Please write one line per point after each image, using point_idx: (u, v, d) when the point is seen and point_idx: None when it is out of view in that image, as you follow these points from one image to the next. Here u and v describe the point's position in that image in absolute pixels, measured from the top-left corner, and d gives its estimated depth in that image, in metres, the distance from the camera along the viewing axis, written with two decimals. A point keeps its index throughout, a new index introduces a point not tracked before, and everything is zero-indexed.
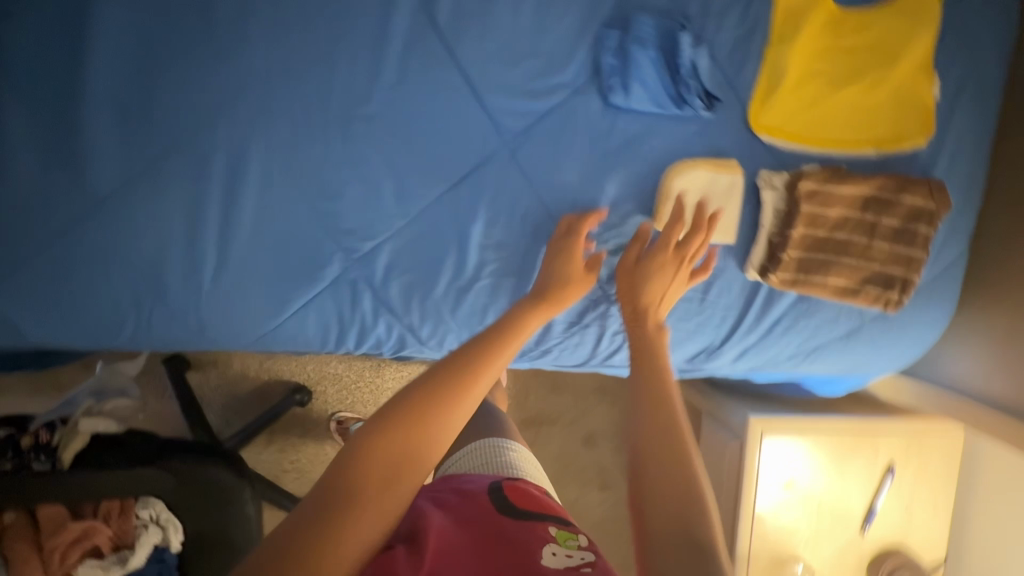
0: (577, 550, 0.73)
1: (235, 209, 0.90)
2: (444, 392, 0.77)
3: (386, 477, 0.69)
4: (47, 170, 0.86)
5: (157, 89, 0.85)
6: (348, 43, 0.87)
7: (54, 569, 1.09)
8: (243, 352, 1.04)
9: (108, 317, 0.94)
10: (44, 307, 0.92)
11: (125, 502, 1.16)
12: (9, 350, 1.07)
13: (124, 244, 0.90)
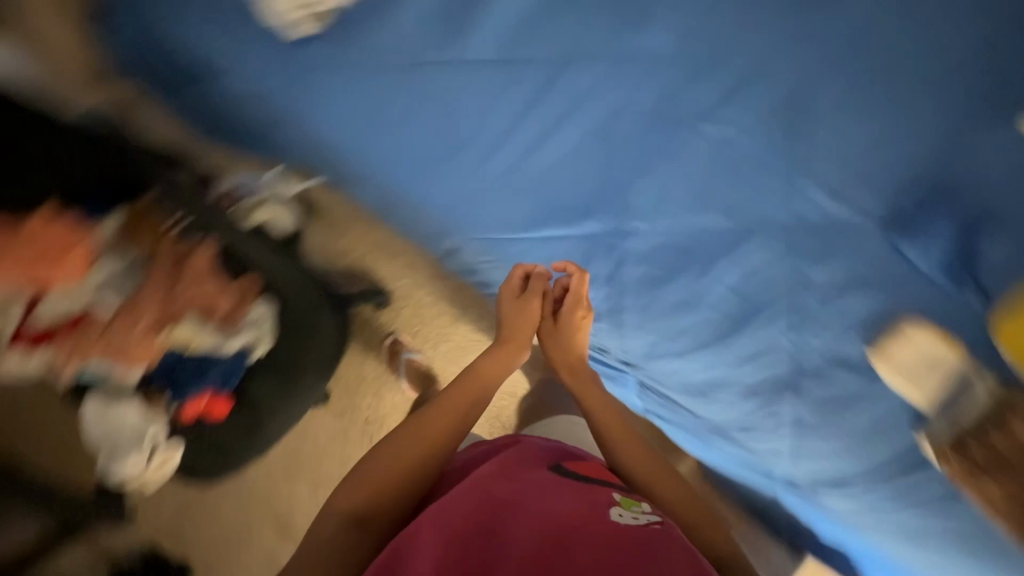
0: (636, 512, 0.87)
1: (551, 133, 1.01)
2: (420, 428, 0.99)
3: (366, 513, 0.89)
4: (426, 28, 1.01)
5: (555, 10, 0.96)
6: (722, 63, 0.94)
7: (170, 306, 1.15)
8: (466, 242, 1.14)
9: (400, 152, 1.10)
10: (361, 116, 1.10)
11: (251, 291, 1.22)
12: (263, 123, 1.21)
13: (440, 114, 1.04)
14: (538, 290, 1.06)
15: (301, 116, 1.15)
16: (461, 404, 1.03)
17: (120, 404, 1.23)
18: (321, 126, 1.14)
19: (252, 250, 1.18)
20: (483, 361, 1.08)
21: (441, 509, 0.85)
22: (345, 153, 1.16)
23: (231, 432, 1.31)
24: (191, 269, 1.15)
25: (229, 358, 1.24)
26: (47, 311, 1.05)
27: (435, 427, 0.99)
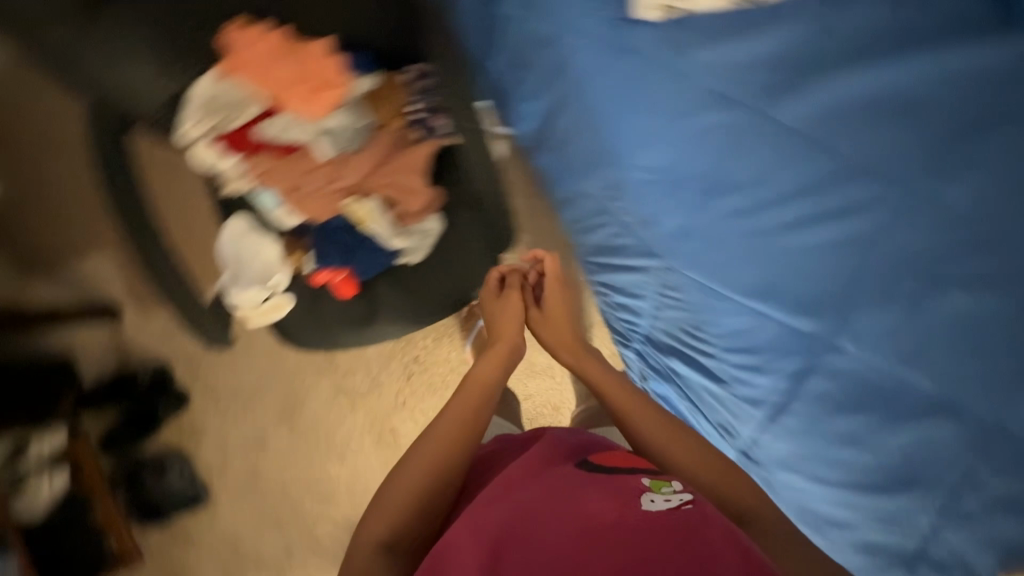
0: (672, 493, 0.85)
1: (813, 226, 0.98)
2: (432, 442, 1.02)
3: (392, 535, 0.94)
4: (759, 69, 0.98)
5: (874, 124, 0.96)
6: (999, 253, 0.94)
7: (366, 178, 1.14)
8: (658, 272, 1.09)
9: (652, 162, 1.05)
10: (635, 110, 1.04)
11: (435, 203, 1.20)
12: (539, 62, 1.15)
13: (723, 149, 1.00)
14: (515, 285, 1.22)
15: (572, 77, 1.09)
16: (468, 420, 1.06)
17: (262, 237, 1.23)
18: (590, 97, 1.08)
19: (477, 142, 1.18)
20: (482, 367, 1.12)
21: (473, 514, 0.84)
22: (594, 132, 1.10)
23: (345, 315, 1.25)
24: (401, 159, 1.14)
25: (388, 249, 1.22)
26: (265, 129, 1.07)
27: (446, 443, 1.02)
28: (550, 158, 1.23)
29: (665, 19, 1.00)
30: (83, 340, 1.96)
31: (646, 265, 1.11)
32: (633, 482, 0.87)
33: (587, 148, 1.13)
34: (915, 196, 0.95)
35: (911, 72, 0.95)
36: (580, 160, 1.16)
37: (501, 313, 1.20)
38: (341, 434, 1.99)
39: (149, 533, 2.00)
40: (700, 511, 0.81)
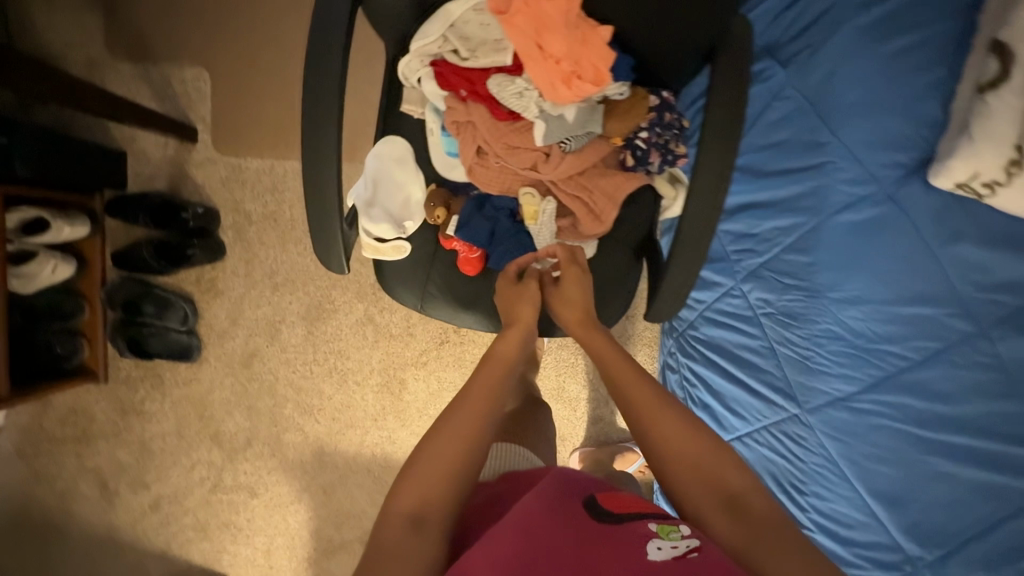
0: (681, 540, 0.71)
1: (968, 460, 0.96)
2: (455, 412, 0.89)
3: (422, 513, 0.78)
4: (996, 296, 0.96)
5: None
6: None
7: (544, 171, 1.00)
8: (786, 419, 1.10)
9: (842, 321, 1.05)
10: (855, 267, 1.04)
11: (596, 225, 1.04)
12: (780, 162, 1.13)
13: (929, 348, 0.99)
14: (534, 276, 1.05)
15: (811, 199, 1.08)
16: (483, 387, 0.93)
17: (415, 175, 1.12)
18: (823, 226, 1.07)
19: (705, 187, 0.88)
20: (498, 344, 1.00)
21: (481, 541, 0.72)
22: (806, 260, 1.08)
23: (455, 291, 1.17)
24: (603, 180, 1.03)
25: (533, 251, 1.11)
26: (494, 82, 0.95)
27: (469, 414, 0.88)
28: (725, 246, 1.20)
29: (968, 195, 0.97)
30: (145, 146, 1.84)
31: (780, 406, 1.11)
32: (640, 529, 0.73)
33: (784, 270, 1.11)
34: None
35: None
36: (758, 263, 1.15)
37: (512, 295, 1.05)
38: (352, 360, 1.91)
39: (126, 359, 1.92)
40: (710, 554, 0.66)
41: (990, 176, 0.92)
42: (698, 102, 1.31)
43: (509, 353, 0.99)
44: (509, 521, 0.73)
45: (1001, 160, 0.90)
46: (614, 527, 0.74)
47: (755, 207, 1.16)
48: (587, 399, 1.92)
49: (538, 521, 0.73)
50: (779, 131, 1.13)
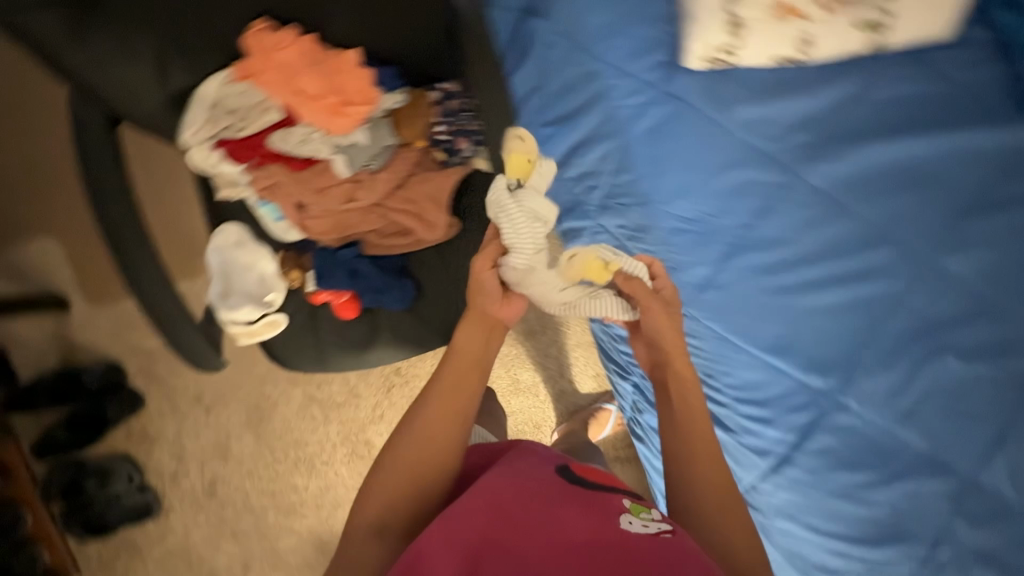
0: (653, 521, 0.75)
1: (831, 285, 1.02)
2: (430, 419, 0.82)
3: (394, 515, 0.78)
4: (796, 130, 1.01)
5: (891, 193, 1.02)
6: (981, 324, 1.01)
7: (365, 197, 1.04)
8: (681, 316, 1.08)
9: (683, 206, 1.05)
10: (673, 151, 1.05)
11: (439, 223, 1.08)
12: (574, 93, 1.11)
13: (757, 207, 1.02)
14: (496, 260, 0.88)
15: (608, 113, 1.08)
16: (452, 386, 0.84)
17: (260, 252, 1.14)
18: (628, 142, 1.07)
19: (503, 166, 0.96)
20: (470, 337, 0.86)
21: (449, 510, 0.73)
22: (627, 168, 1.08)
23: (344, 339, 1.18)
24: (423, 183, 1.07)
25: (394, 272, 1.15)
26: (275, 141, 0.99)
27: (443, 420, 0.82)
28: (573, 190, 1.15)
29: (714, 70, 1.04)
30: (21, 333, 1.78)
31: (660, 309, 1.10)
32: (612, 506, 0.77)
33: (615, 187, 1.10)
34: (931, 261, 1.01)
35: (922, 151, 1.02)
36: (599, 192, 1.12)
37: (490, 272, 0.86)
38: (312, 444, 1.88)
39: (90, 544, 1.83)
40: (683, 543, 0.70)
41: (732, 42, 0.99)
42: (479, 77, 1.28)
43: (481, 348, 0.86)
44: (480, 497, 0.75)
45: (725, 24, 0.98)
46: (584, 497, 0.77)
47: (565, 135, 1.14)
48: (542, 379, 1.96)
49: (505, 493, 0.76)
50: (565, 70, 1.11)
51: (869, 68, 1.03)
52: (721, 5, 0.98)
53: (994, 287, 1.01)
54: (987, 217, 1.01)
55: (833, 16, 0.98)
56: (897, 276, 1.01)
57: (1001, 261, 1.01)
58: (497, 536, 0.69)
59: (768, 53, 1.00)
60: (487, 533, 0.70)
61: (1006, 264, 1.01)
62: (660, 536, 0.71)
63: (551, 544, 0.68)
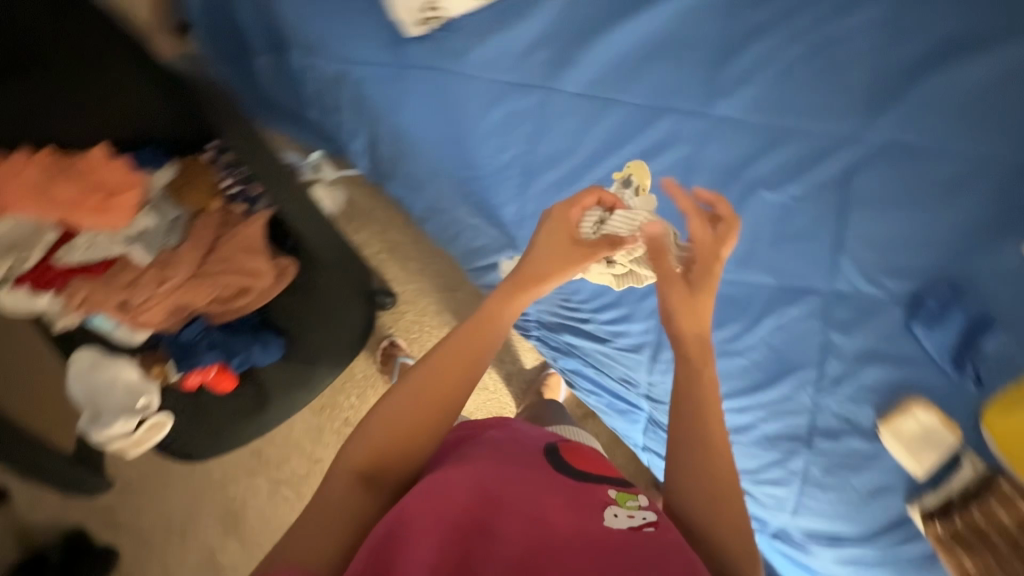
0: (640, 510, 0.68)
1: (632, 171, 1.06)
2: (431, 377, 0.74)
3: (377, 466, 0.71)
4: (536, 47, 1.04)
5: (650, 67, 1.06)
6: (778, 150, 1.07)
7: (180, 274, 1.07)
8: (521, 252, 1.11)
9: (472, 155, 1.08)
10: (438, 108, 1.07)
11: (261, 271, 1.12)
12: (342, 99, 1.14)
13: (530, 131, 1.06)
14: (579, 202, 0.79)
15: (373, 104, 1.11)
16: (455, 352, 0.75)
17: (116, 363, 1.14)
18: (398, 122, 1.10)
19: (288, 209, 1.07)
20: (501, 303, 0.76)
21: (431, 488, 0.66)
22: (410, 143, 1.11)
23: (234, 410, 1.21)
24: (233, 238, 1.10)
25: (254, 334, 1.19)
26: (64, 258, 1.03)
27: (444, 380, 0.74)
28: (391, 183, 1.19)
29: (430, 31, 1.05)
30: None
31: (496, 258, 1.15)
32: (599, 496, 0.69)
33: (415, 167, 1.13)
34: (709, 114, 1.06)
35: (659, 20, 1.06)
36: (407, 177, 1.16)
37: (544, 254, 0.76)
38: None
39: None
40: (666, 535, 0.63)
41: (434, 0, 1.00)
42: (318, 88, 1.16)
43: (499, 309, 0.76)
44: (465, 480, 0.68)
45: None
46: (571, 486, 0.70)
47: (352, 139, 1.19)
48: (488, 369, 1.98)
49: (494, 477, 0.69)
50: (320, 75, 1.13)
51: None
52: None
53: (777, 113, 1.07)
54: (743, 55, 1.06)
55: None
56: (684, 141, 1.06)
57: (771, 89, 1.06)
58: (481, 521, 0.62)
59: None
60: (473, 517, 0.62)
61: (777, 90, 1.06)
62: (646, 532, 0.63)
63: (536, 537, 0.60)
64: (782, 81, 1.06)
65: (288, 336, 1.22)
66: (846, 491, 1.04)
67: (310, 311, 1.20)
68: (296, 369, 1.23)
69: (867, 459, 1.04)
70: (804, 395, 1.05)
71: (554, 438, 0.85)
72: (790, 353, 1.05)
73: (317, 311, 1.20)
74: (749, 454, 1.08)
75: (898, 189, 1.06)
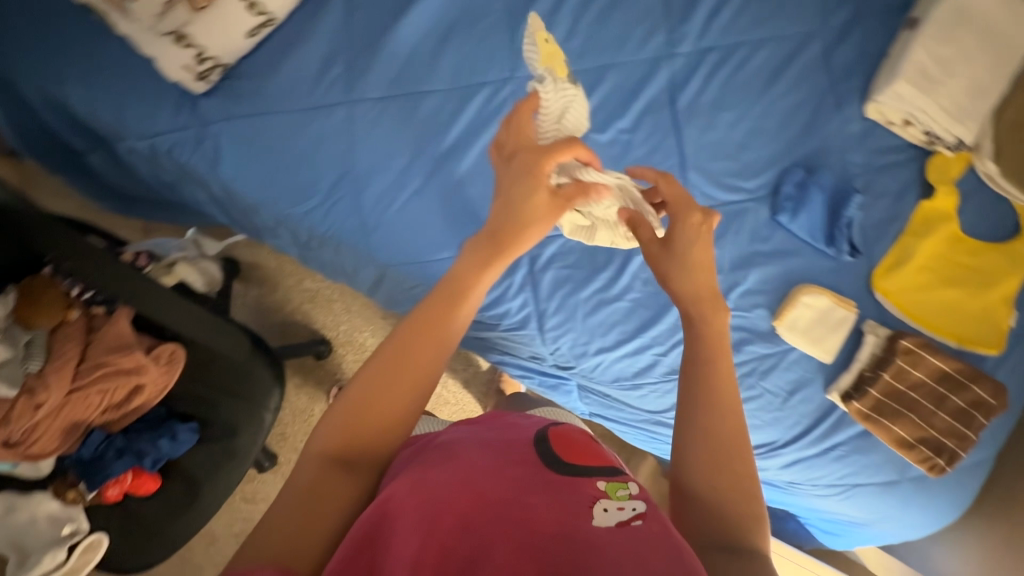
0: (630, 501, 0.60)
1: (461, 154, 1.03)
2: (406, 350, 0.62)
3: (354, 449, 0.60)
4: (329, 63, 1.02)
5: (449, 49, 1.04)
6: (599, 88, 1.05)
7: (54, 394, 1.03)
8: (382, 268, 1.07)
9: (301, 188, 1.03)
10: (250, 150, 1.03)
11: (142, 363, 1.09)
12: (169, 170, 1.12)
13: (348, 145, 1.02)
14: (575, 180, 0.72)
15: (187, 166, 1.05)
16: (433, 329, 0.62)
17: (30, 502, 1.12)
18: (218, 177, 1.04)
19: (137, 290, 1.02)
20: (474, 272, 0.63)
21: (415, 486, 0.59)
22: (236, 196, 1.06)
23: (165, 509, 1.16)
24: (106, 337, 1.10)
25: (165, 430, 1.17)
26: None
27: (422, 356, 0.62)
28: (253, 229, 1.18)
29: (216, 80, 1.01)
30: None
31: (365, 277, 1.12)
32: (586, 491, 0.59)
33: (258, 216, 1.10)
34: (522, 75, 1.04)
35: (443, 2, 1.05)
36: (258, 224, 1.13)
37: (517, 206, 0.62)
38: None
39: None
40: (651, 532, 0.55)
41: (205, 47, 0.96)
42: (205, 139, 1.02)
43: (473, 280, 0.63)
44: (452, 477, 0.61)
45: (175, 44, 0.94)
46: (560, 478, 0.62)
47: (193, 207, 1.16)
48: None
49: (481, 476, 0.61)
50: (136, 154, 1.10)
51: None
52: (157, 27, 0.93)
53: (586, 53, 1.05)
54: (537, 9, 1.05)
55: None
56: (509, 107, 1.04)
57: (578, 33, 1.05)
58: (466, 523, 0.56)
59: (234, 38, 0.97)
60: (459, 519, 0.56)
61: (585, 32, 1.05)
62: (630, 528, 0.55)
63: (521, 539, 0.54)
64: (587, 22, 1.05)
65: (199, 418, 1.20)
66: (765, 397, 1.02)
67: (213, 378, 1.19)
68: (215, 448, 1.18)
69: (777, 360, 1.02)
70: None
71: (547, 423, 0.76)
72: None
73: (216, 372, 1.19)
74: (664, 392, 1.06)
75: (730, 89, 1.05)
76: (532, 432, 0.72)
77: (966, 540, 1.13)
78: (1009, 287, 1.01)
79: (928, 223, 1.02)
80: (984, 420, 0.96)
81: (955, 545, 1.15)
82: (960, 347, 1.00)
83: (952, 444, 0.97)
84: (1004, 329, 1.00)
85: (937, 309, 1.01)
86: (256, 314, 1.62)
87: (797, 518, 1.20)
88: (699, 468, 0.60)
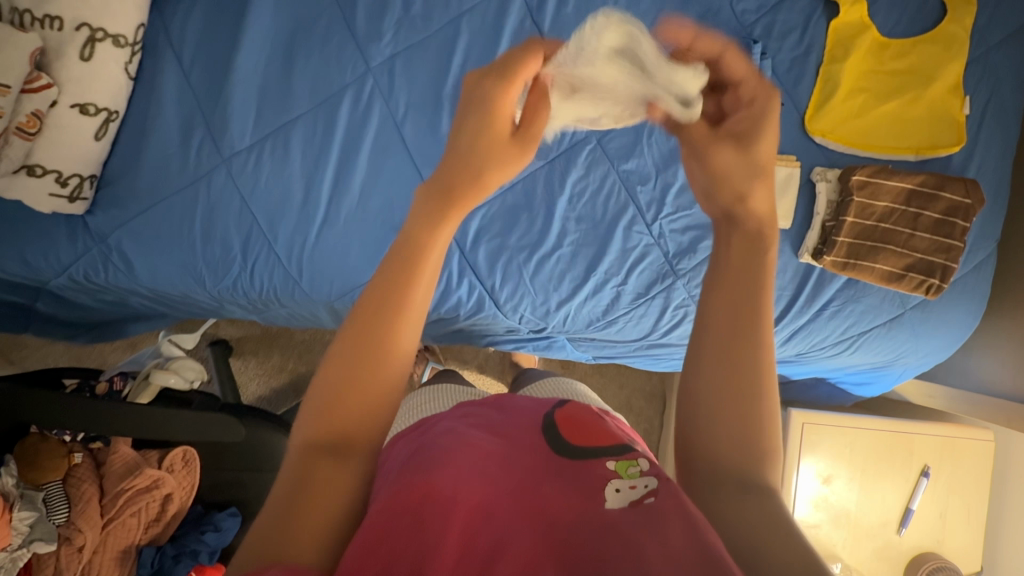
0: (642, 477, 0.53)
1: (350, 169, 0.99)
2: (359, 362, 0.52)
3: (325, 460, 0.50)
4: (186, 130, 0.99)
5: (294, 67, 0.98)
6: (457, 43, 0.98)
7: (90, 533, 1.04)
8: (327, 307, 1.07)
9: (212, 262, 1.01)
10: (150, 247, 1.01)
11: (155, 479, 1.09)
12: (100, 291, 1.12)
13: (241, 203, 0.99)
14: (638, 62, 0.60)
15: (106, 281, 1.05)
16: (383, 342, 0.53)
17: None
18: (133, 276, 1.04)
19: (120, 419, 0.99)
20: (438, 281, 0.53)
21: (419, 481, 0.52)
22: (154, 285, 1.05)
23: None
24: (115, 465, 1.12)
25: (207, 523, 1.14)
26: None
27: (376, 370, 0.52)
28: (197, 308, 1.16)
29: (91, 194, 0.98)
30: None
31: (315, 312, 1.11)
32: (594, 473, 0.54)
33: (184, 297, 1.09)
34: (377, 65, 0.98)
35: (268, 22, 0.99)
36: (199, 303, 1.12)
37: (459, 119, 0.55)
38: None
39: None
40: (671, 508, 0.48)
41: (62, 167, 0.93)
42: (114, 211, 1.00)
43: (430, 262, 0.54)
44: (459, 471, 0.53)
45: (30, 176, 0.91)
46: (567, 466, 0.55)
47: (132, 299, 1.17)
48: None
49: (494, 471, 0.54)
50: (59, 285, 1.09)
51: (165, 35, 0.99)
52: None
53: (431, 13, 0.97)
54: None
55: (62, 71, 0.90)
56: (376, 104, 0.99)
57: None
58: (484, 510, 0.50)
59: (84, 147, 0.94)
60: (476, 510, 0.50)
61: None
62: (645, 507, 0.49)
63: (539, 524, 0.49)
64: None
65: (235, 500, 1.17)
66: None
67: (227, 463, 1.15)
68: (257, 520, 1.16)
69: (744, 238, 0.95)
70: (638, 235, 0.99)
71: (553, 402, 0.68)
72: (602, 208, 0.99)
73: (226, 458, 1.15)
74: (639, 318, 1.04)
75: None
76: (539, 412, 0.65)
77: (997, 342, 1.09)
78: (953, 74, 0.94)
79: (847, 39, 0.93)
80: (966, 223, 0.93)
81: (987, 351, 1.10)
82: (920, 158, 0.95)
83: (942, 259, 0.94)
84: (961, 120, 0.94)
85: (884, 128, 0.95)
86: (263, 381, 1.63)
87: (827, 381, 1.17)
88: (714, 391, 0.52)
